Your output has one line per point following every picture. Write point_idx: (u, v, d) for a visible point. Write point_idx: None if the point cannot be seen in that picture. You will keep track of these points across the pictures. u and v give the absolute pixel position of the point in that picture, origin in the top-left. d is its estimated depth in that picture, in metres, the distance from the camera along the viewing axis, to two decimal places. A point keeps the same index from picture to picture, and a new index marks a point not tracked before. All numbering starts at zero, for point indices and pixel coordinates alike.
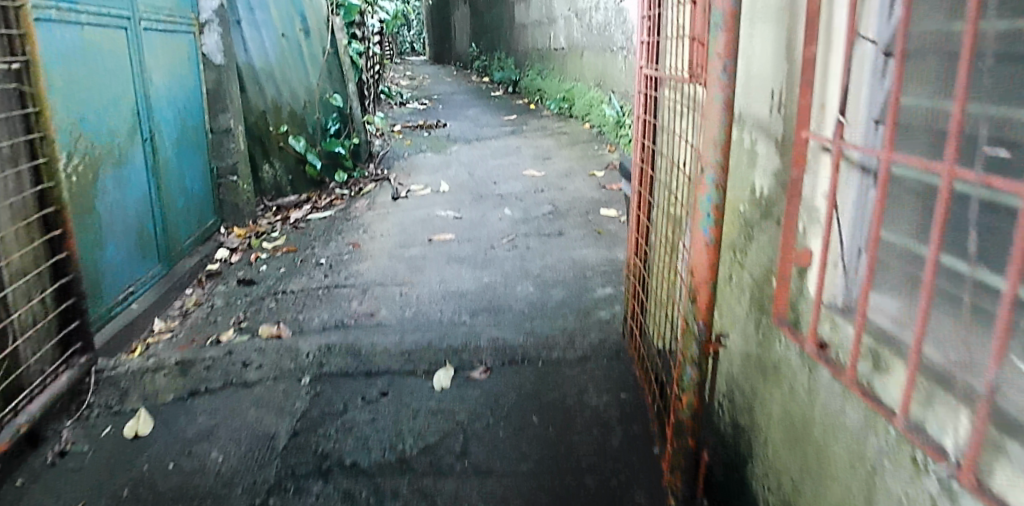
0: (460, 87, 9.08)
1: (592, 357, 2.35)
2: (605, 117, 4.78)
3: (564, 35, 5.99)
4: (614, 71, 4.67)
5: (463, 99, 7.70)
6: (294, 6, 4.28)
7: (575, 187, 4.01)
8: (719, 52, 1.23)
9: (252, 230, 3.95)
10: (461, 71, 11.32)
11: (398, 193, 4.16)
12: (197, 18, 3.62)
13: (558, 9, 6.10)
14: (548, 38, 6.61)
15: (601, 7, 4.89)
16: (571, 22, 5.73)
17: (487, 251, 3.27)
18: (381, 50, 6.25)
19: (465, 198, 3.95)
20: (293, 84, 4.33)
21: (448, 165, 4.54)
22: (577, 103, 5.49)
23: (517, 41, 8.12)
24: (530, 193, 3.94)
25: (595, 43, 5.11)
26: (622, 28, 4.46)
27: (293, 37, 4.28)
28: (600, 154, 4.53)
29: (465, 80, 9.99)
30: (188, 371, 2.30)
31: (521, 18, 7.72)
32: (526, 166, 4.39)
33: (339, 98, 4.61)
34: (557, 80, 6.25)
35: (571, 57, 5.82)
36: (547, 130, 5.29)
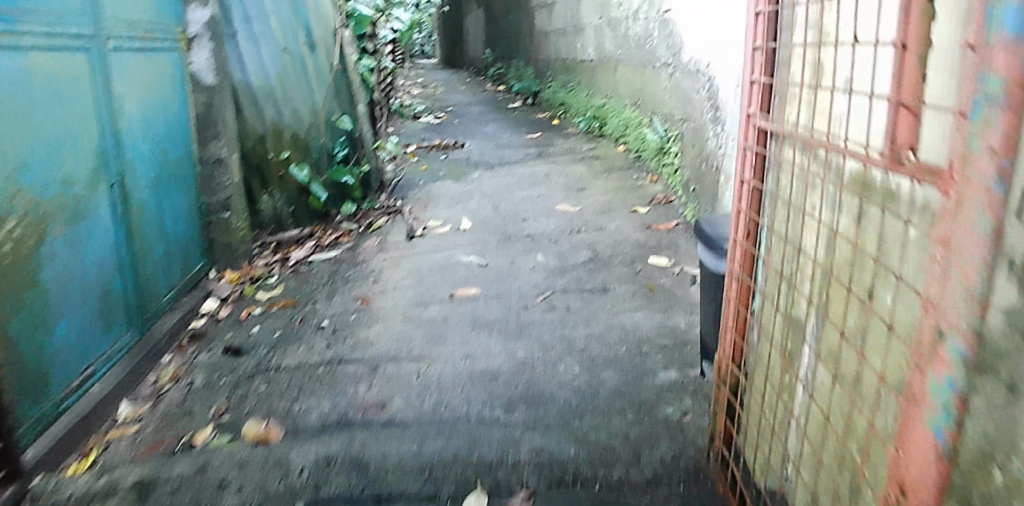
0: (474, 96, 8.54)
1: (665, 481, 1.83)
2: (644, 142, 4.24)
3: (592, 46, 5.45)
4: (655, 90, 4.13)
5: (480, 111, 7.18)
6: (299, 16, 3.76)
7: (616, 227, 3.48)
8: (993, 145, 0.72)
9: (245, 274, 3.45)
10: (474, 77, 10.79)
11: (413, 230, 3.65)
12: (183, 33, 3.15)
13: (585, 18, 5.55)
14: (572, 47, 6.08)
15: (640, 17, 4.35)
16: (602, 33, 5.18)
17: (518, 312, 2.75)
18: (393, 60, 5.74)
19: (490, 240, 3.42)
20: (297, 105, 3.82)
21: (468, 196, 4.02)
22: (608, 122, 4.95)
23: (535, 49, 7.60)
24: (564, 234, 3.41)
25: (631, 58, 4.57)
26: (666, 42, 3.92)
27: (296, 51, 3.77)
28: (641, 185, 3.99)
29: (479, 89, 9.45)
30: (148, 496, 1.81)
31: (540, 25, 7.17)
32: (558, 199, 3.86)
33: (348, 120, 4.07)
34: (584, 94, 5.71)
35: (600, 71, 5.29)
36: (576, 152, 4.75)
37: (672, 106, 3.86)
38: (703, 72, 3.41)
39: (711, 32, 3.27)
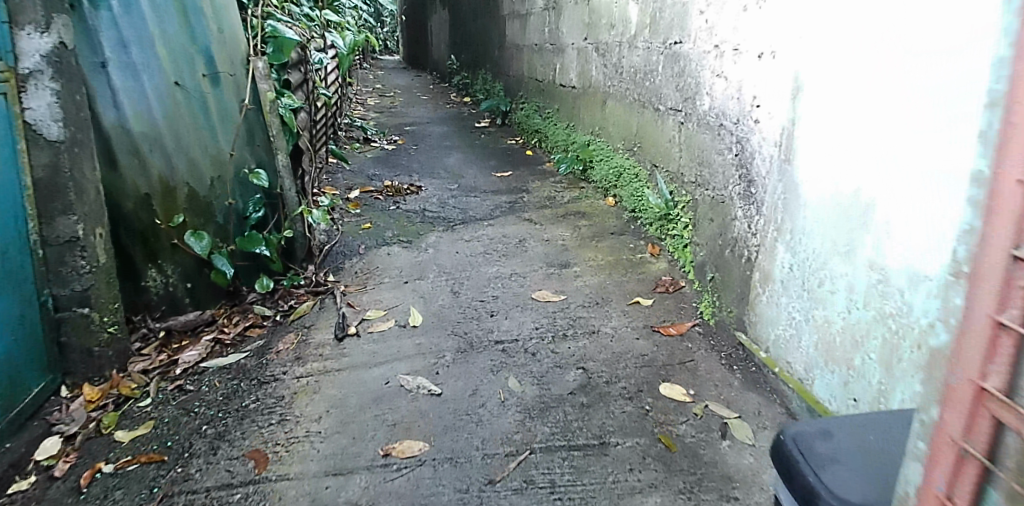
0: (435, 110, 7.61)
1: None
2: (643, 201, 3.42)
3: (574, 70, 4.60)
4: (660, 139, 3.31)
5: (442, 134, 6.29)
6: (196, 41, 2.85)
7: (612, 330, 2.65)
8: None
9: (114, 387, 2.57)
10: (438, 84, 9.86)
11: (345, 325, 2.76)
12: (9, 68, 2.21)
13: (566, 36, 4.71)
14: (548, 67, 5.22)
15: (639, 47, 3.53)
16: (587, 56, 4.34)
17: (481, 490, 1.90)
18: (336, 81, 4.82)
19: (446, 348, 2.56)
20: (196, 156, 2.90)
21: (421, 270, 3.15)
22: (594, 166, 4.12)
23: (503, 61, 6.72)
24: (545, 342, 2.57)
25: (625, 93, 3.73)
26: (676, 82, 3.11)
27: (193, 85, 2.85)
28: (639, 259, 3.17)
29: (444, 99, 8.54)
30: None
31: (510, 35, 6.29)
32: (535, 280, 3.02)
33: (264, 174, 3.11)
34: (563, 125, 4.87)
35: (584, 101, 4.45)
36: (555, 204, 3.91)
37: (685, 166, 3.05)
38: (735, 127, 2.63)
39: (751, 79, 2.49)
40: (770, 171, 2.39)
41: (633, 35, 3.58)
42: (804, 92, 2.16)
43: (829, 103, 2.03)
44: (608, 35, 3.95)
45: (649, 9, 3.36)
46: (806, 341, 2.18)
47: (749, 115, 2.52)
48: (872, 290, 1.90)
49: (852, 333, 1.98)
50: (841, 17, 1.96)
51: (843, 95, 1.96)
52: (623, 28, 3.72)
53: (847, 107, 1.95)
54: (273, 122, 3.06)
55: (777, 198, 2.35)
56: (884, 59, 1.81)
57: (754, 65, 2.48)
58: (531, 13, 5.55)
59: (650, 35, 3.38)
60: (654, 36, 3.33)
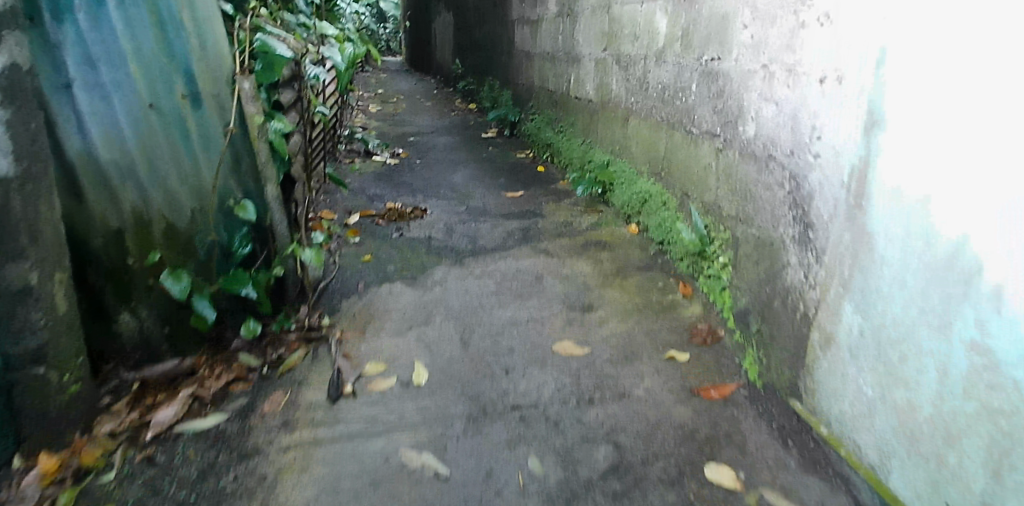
0: (439, 118, 7.28)
1: None
2: (673, 234, 3.08)
3: (591, 82, 4.27)
4: (693, 166, 2.97)
5: (448, 145, 5.96)
6: (175, 58, 2.48)
7: (645, 392, 2.31)
8: None
9: (74, 458, 2.20)
10: (441, 88, 9.53)
11: (342, 383, 2.43)
12: None
13: (583, 45, 4.38)
14: (561, 77, 4.89)
15: (668, 61, 3.19)
16: (606, 69, 4.01)
17: None
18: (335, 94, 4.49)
19: (456, 415, 2.24)
20: (174, 187, 2.51)
21: (426, 312, 2.82)
22: (614, 188, 3.79)
23: (511, 67, 6.39)
24: (569, 409, 2.24)
25: (651, 111, 3.40)
26: (714, 104, 2.77)
27: (171, 107, 2.48)
28: (670, 301, 2.84)
29: (448, 105, 8.20)
30: None
31: (519, 41, 5.95)
32: (555, 326, 2.69)
33: (252, 207, 2.72)
34: (579, 141, 4.54)
35: (602, 116, 4.11)
36: (572, 231, 3.58)
37: (724, 199, 2.71)
38: (786, 161, 2.29)
39: (812, 106, 2.15)
40: (833, 216, 2.05)
41: (661, 48, 3.25)
42: (885, 129, 1.81)
43: (926, 149, 1.68)
44: (631, 46, 3.62)
45: (681, 21, 3.03)
46: (880, 422, 1.85)
47: (807, 148, 2.18)
48: (974, 378, 1.56)
49: (942, 423, 1.65)
50: (944, 44, 1.61)
51: (948, 148, 1.61)
52: (649, 41, 3.39)
53: (950, 161, 1.61)
54: (262, 150, 2.68)
55: (842, 248, 2.00)
56: (1010, 99, 1.46)
57: (814, 92, 2.14)
58: (542, 19, 5.22)
59: (682, 49, 3.05)
60: (686, 51, 3.00)
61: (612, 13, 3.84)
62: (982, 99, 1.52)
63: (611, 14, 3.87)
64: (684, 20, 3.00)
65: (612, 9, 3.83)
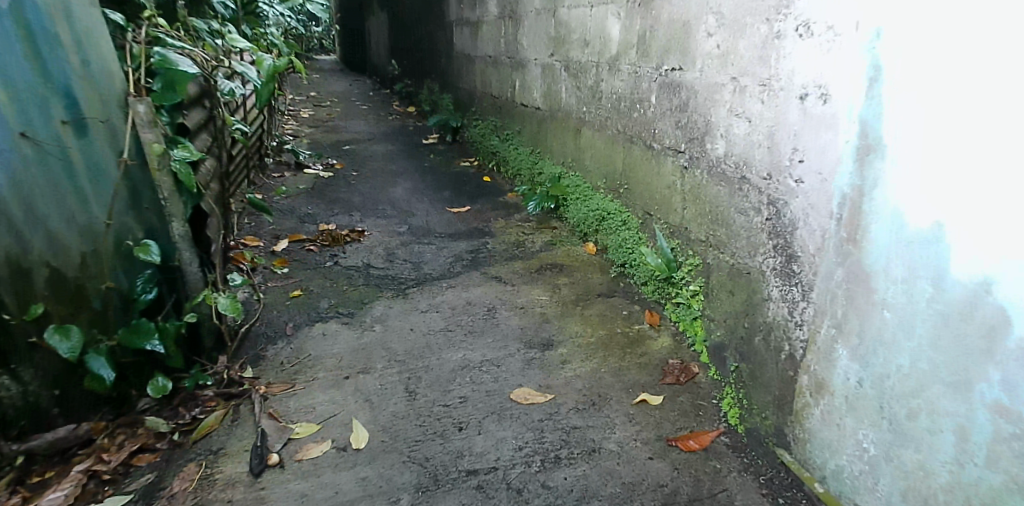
0: (377, 124, 6.90)
1: None
2: (635, 256, 2.85)
3: (538, 89, 4.00)
4: (657, 184, 2.74)
5: (387, 154, 5.60)
6: (51, 81, 2.06)
7: (618, 446, 2.06)
8: None
9: None
10: (378, 90, 9.11)
11: (266, 451, 2.10)
12: None
13: (527, 49, 4.11)
14: (505, 82, 4.60)
15: (623, 69, 2.96)
16: (554, 75, 3.75)
17: None
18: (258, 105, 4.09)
19: (402, 489, 1.92)
20: (55, 234, 2.07)
21: (366, 357, 2.49)
22: (568, 203, 3.54)
23: (451, 70, 6.07)
24: (534, 472, 1.96)
25: (606, 122, 3.16)
26: (678, 118, 2.55)
27: (48, 139, 2.05)
28: (636, 333, 2.60)
29: (386, 109, 7.81)
30: None
31: (459, 43, 5.64)
32: (512, 368, 2.41)
33: (156, 248, 2.32)
34: (527, 151, 4.27)
35: (552, 125, 3.85)
36: (526, 252, 3.31)
37: (695, 222, 2.49)
38: (765, 183, 2.08)
39: (790, 125, 1.95)
40: (820, 249, 1.86)
41: (616, 54, 3.01)
42: (881, 158, 1.62)
43: (943, 187, 1.47)
44: (581, 52, 3.37)
45: (638, 25, 2.80)
46: (883, 483, 1.66)
47: (787, 171, 1.98)
48: (1003, 447, 1.39)
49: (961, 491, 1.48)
50: (961, 77, 1.42)
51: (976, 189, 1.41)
52: (601, 47, 3.16)
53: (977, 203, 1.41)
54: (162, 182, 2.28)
55: (834, 285, 1.81)
56: None
57: (794, 109, 1.93)
58: (483, 20, 4.92)
59: (639, 56, 2.81)
60: (644, 58, 2.77)
61: (559, 15, 3.59)
62: (1011, 137, 1.34)
63: (558, 17, 3.62)
64: (641, 25, 2.77)
65: (560, 11, 3.58)
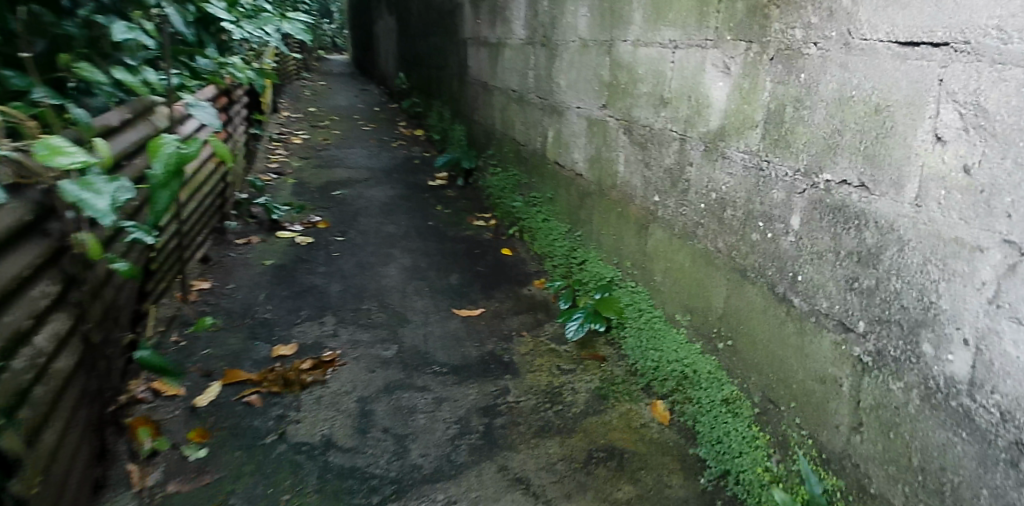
0: (377, 157, 5.85)
1: None
2: (749, 470, 1.76)
3: (581, 150, 2.92)
4: (795, 364, 1.64)
5: (385, 205, 4.55)
6: None
7: None
8: None
9: None
10: (383, 107, 8.08)
11: None
12: None
13: (567, 92, 3.03)
14: (535, 128, 3.53)
15: (729, 158, 1.87)
16: (605, 136, 2.67)
17: None
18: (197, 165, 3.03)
19: None
20: None
21: None
22: (625, 329, 2.45)
23: (465, 98, 5.02)
24: None
25: (694, 229, 2.06)
26: (853, 272, 1.45)
27: None
28: None
29: (391, 134, 6.78)
30: None
31: (476, 67, 4.56)
32: None
33: None
34: (561, 228, 3.18)
35: (599, 205, 2.76)
36: (566, 412, 2.22)
37: (884, 468, 1.40)
38: None
39: None
40: None
41: (716, 129, 1.93)
42: None
43: None
44: (652, 113, 2.29)
45: (765, 93, 1.71)
46: None
47: None
48: None
49: None
50: None
51: None
52: (688, 112, 2.07)
53: None
54: None
55: None
56: None
57: None
58: (508, 43, 3.85)
59: (764, 144, 1.72)
60: (773, 150, 1.68)
61: (619, 53, 2.51)
62: None
63: (616, 55, 2.54)
64: (771, 94, 1.69)
65: (619, 48, 2.50)
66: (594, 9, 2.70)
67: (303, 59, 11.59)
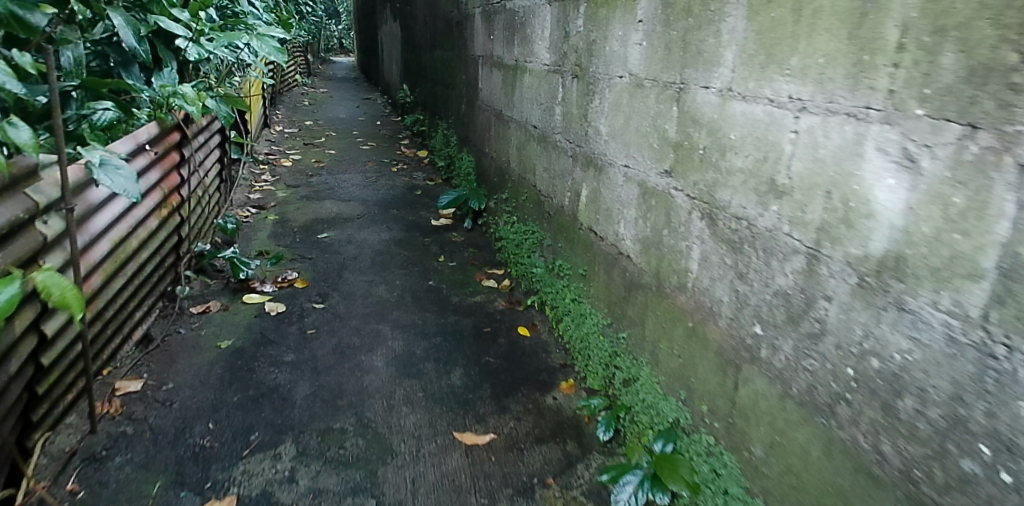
0: (374, 185, 5.13)
1: None
2: None
3: (628, 223, 2.18)
4: None
5: (377, 254, 3.83)
6: None
7: None
8: None
9: None
10: (386, 121, 7.37)
11: None
12: None
13: (609, 143, 2.29)
14: (560, 179, 2.79)
15: (913, 312, 1.13)
16: (667, 215, 1.92)
17: None
18: (120, 234, 2.29)
19: None
20: None
21: None
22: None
23: (474, 124, 4.29)
24: None
25: (833, 403, 1.31)
26: None
27: None
28: None
29: (392, 155, 6.06)
30: None
31: (488, 92, 3.83)
32: None
33: None
34: (596, 319, 2.43)
35: (655, 308, 2.01)
36: None
37: None
38: None
39: None
40: None
41: (884, 254, 1.19)
42: None
43: None
44: (752, 202, 1.55)
45: (1003, 223, 0.98)
46: None
47: None
48: None
49: None
50: None
51: None
52: (822, 214, 1.33)
53: None
54: None
55: None
56: None
57: None
58: (528, 67, 3.11)
59: (999, 313, 0.99)
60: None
61: (693, 105, 1.77)
62: None
63: (688, 108, 1.80)
64: (1021, 229, 0.96)
65: (694, 97, 1.76)
66: (652, 40, 1.95)
67: (306, 63, 10.97)
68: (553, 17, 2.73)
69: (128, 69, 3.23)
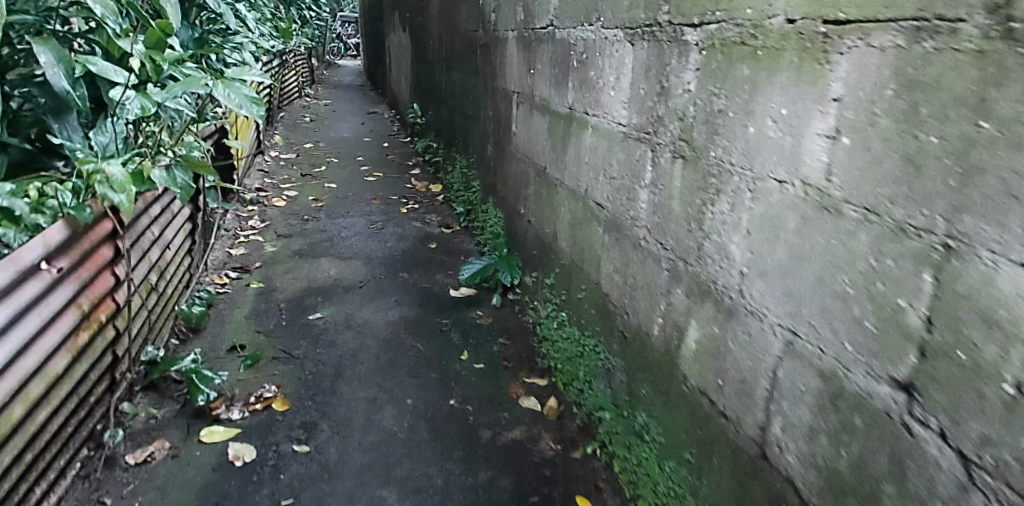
0: (381, 236, 4.29)
1: None
2: None
3: (788, 428, 1.32)
4: None
5: (383, 347, 2.98)
6: None
7: None
8: None
9: None
10: (396, 142, 6.53)
11: None
12: None
13: (748, 279, 1.43)
14: (642, 295, 1.93)
15: None
16: (897, 464, 1.07)
17: None
18: None
19: None
20: None
21: None
22: None
23: (503, 172, 3.44)
24: None
25: None
26: None
27: None
28: None
29: (402, 189, 5.21)
30: None
31: (526, 139, 2.98)
32: None
33: None
34: None
35: None
36: None
37: None
38: None
39: None
40: None
41: None
42: None
43: None
44: None
45: None
46: None
47: None
48: None
49: None
50: None
51: None
52: None
53: None
54: None
55: None
56: None
57: None
58: (590, 123, 2.26)
59: None
60: None
61: (985, 287, 0.91)
62: None
63: (966, 288, 0.94)
64: None
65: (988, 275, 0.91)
66: (866, 140, 1.10)
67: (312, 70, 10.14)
68: (638, 63, 1.88)
69: (62, 118, 2.29)
